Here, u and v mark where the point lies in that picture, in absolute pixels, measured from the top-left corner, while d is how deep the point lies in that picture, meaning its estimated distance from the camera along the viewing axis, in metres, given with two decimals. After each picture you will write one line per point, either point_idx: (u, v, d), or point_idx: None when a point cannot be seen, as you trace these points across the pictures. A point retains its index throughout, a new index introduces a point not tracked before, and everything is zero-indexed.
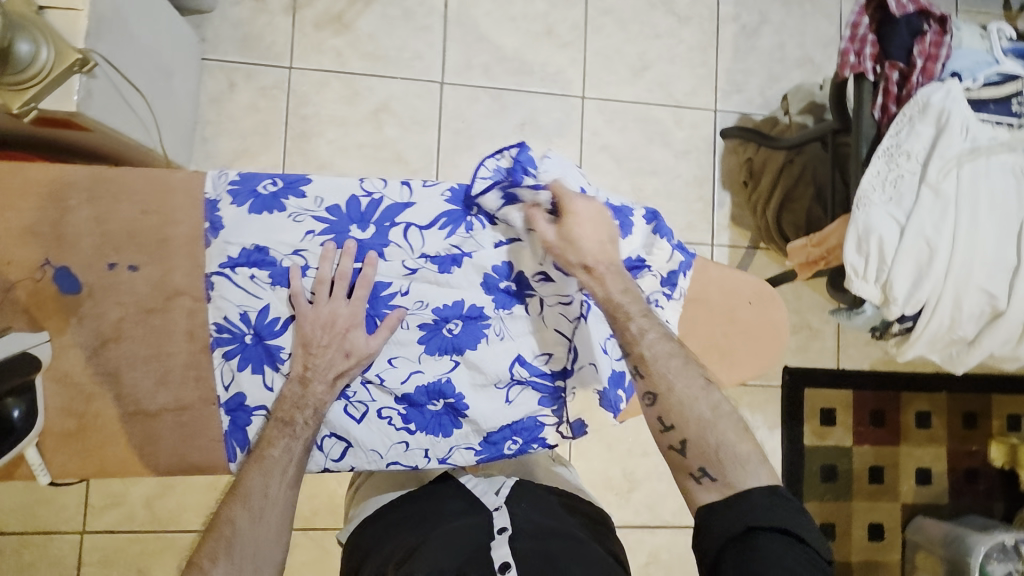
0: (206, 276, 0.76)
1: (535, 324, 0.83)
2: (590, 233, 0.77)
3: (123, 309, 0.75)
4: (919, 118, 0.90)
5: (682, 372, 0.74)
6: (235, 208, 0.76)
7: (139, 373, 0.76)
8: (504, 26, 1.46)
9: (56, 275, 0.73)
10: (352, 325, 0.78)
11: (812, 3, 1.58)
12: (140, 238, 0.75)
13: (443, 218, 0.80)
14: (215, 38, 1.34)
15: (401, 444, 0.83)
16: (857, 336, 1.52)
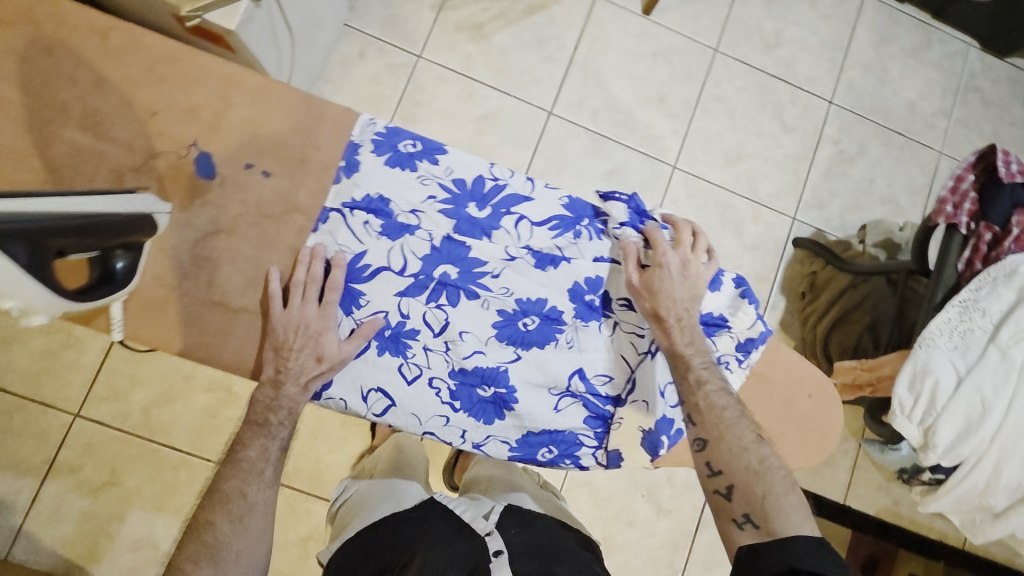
0: (325, 208, 0.78)
1: (606, 345, 0.83)
2: (679, 289, 0.80)
3: (244, 207, 0.76)
4: (1002, 282, 0.91)
5: (733, 422, 0.77)
6: (373, 156, 0.79)
7: (235, 268, 0.76)
8: (622, 80, 1.54)
9: (198, 157, 0.75)
10: (325, 329, 0.75)
11: (911, 150, 1.62)
12: (284, 151, 0.77)
13: (556, 221, 0.84)
14: (363, 10, 1.44)
15: (441, 417, 0.81)
16: (870, 477, 1.50)
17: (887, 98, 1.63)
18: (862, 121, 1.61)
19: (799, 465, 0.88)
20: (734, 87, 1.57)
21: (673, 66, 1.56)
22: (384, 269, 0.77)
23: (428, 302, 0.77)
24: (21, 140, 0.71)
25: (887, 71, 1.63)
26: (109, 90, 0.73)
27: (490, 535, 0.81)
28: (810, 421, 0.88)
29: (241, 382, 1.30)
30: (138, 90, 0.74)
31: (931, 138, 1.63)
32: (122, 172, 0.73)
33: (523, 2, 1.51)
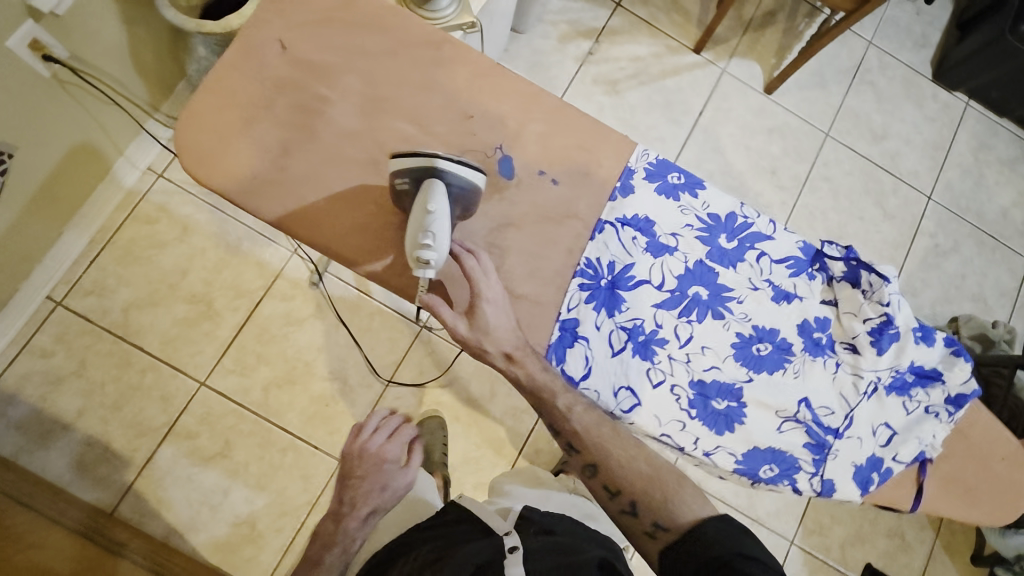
0: (600, 220, 0.72)
1: (834, 380, 0.74)
2: (502, 319, 0.67)
3: (530, 208, 0.71)
4: None
5: (604, 427, 0.70)
6: (647, 182, 0.74)
7: (519, 259, 0.70)
8: (739, 150, 1.63)
9: (500, 160, 0.71)
10: (388, 457, 1.08)
11: (1001, 254, 1.70)
12: (572, 162, 0.73)
13: (793, 260, 0.76)
14: (514, 53, 1.56)
15: (678, 423, 0.70)
16: (944, 570, 1.47)
17: (982, 202, 1.72)
18: (957, 220, 1.69)
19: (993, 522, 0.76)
20: (841, 170, 1.67)
21: (786, 143, 1.66)
22: (647, 283, 0.72)
23: (681, 316, 0.72)
24: (354, 119, 0.73)
25: (984, 177, 1.73)
26: (427, 87, 0.74)
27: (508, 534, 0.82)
28: (1000, 481, 0.76)
29: (357, 377, 1.34)
30: (459, 94, 0.74)
31: (1020, 245, 1.71)
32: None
33: (659, 66, 1.63)
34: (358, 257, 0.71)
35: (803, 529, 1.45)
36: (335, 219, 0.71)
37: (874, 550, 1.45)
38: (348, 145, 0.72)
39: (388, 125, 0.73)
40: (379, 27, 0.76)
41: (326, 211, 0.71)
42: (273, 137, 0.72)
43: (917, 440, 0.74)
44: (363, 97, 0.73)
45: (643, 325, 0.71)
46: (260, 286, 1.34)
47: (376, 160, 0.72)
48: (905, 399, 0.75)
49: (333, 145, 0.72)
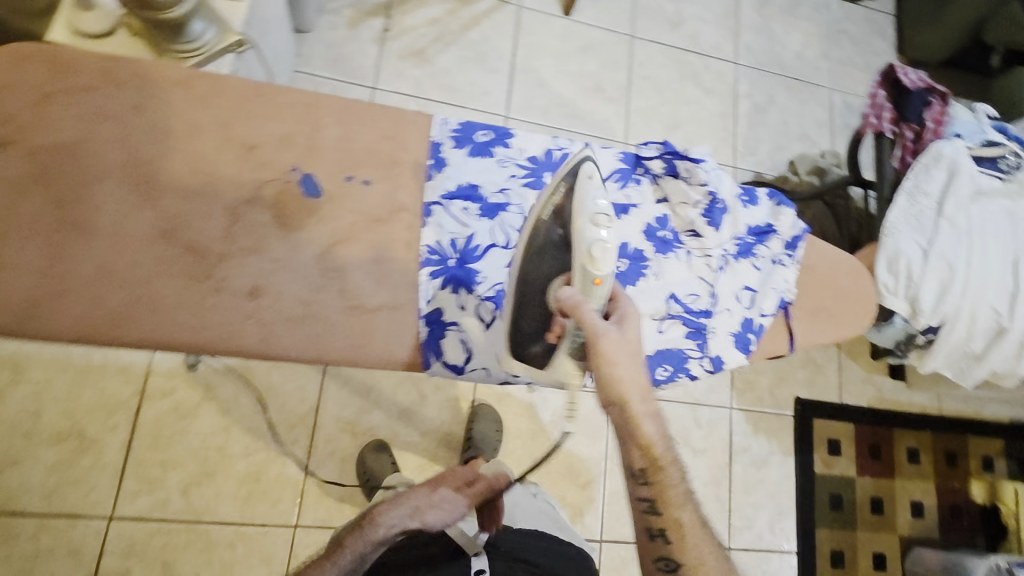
0: (427, 203, 0.71)
1: (690, 268, 0.79)
2: (631, 331, 0.69)
3: (354, 216, 0.69)
4: (933, 165, 1.12)
5: (706, 543, 0.73)
6: (457, 150, 0.73)
7: (362, 274, 0.69)
8: (561, 78, 1.64)
9: (301, 180, 0.69)
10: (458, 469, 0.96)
11: (808, 92, 1.88)
12: (378, 157, 0.72)
13: (617, 174, 0.79)
14: (309, 55, 1.44)
15: (571, 362, 0.72)
16: (854, 375, 1.68)
17: (779, 53, 1.88)
18: (765, 75, 1.84)
19: (855, 330, 0.83)
20: (655, 65, 1.74)
21: (600, 58, 1.69)
22: (494, 246, 0.71)
23: (536, 264, 0.72)
24: (121, 195, 0.65)
25: (773, 30, 1.89)
26: (198, 130, 0.67)
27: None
28: (847, 293, 0.86)
29: (278, 439, 1.25)
30: (232, 126, 0.68)
31: (820, 78, 1.90)
32: (236, 207, 0.67)
33: (457, 21, 1.57)
34: (185, 340, 0.63)
35: (736, 392, 1.58)
36: (143, 309, 0.63)
37: (797, 384, 1.61)
38: (125, 226, 0.64)
39: (166, 187, 0.66)
40: (114, 85, 0.67)
41: (129, 305, 0.62)
42: (32, 247, 0.62)
43: (773, 290, 0.80)
44: (122, 169, 0.65)
45: (505, 287, 0.71)
46: (132, 394, 1.21)
47: (165, 230, 0.65)
48: (753, 259, 0.81)
49: (107, 231, 0.64)
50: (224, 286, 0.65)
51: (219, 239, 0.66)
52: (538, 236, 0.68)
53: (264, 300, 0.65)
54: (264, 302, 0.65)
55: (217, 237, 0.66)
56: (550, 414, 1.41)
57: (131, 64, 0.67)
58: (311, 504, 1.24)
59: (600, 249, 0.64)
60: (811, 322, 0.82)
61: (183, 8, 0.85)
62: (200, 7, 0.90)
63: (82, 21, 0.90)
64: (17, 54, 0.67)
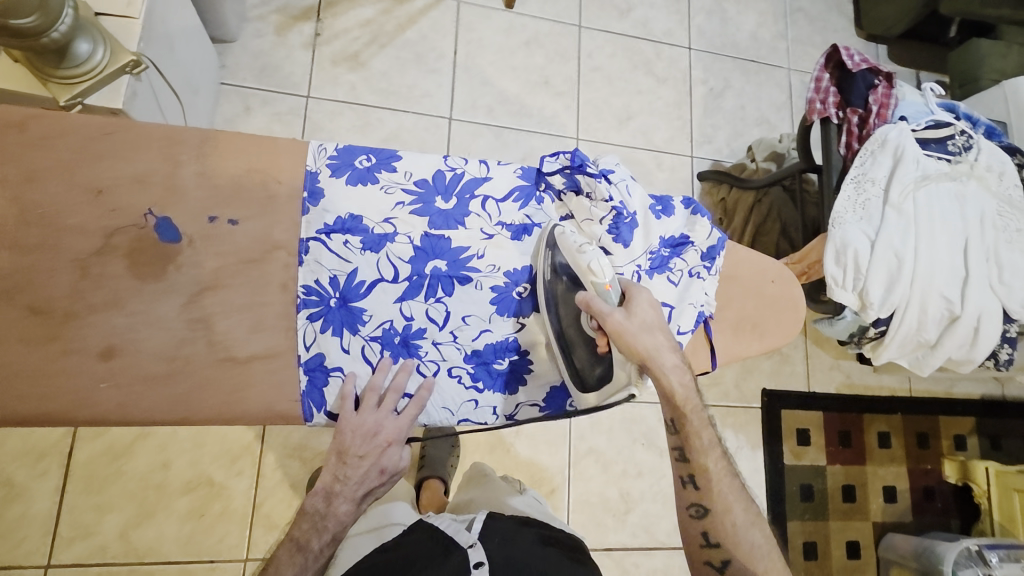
0: (302, 239, 0.67)
1: None
2: (649, 309, 0.67)
3: (221, 259, 0.65)
4: (879, 151, 1.08)
5: (737, 491, 0.76)
6: (335, 179, 0.69)
7: (232, 320, 0.64)
8: (505, 73, 1.57)
9: (157, 225, 0.63)
10: (396, 440, 0.68)
11: (765, 74, 1.82)
12: (245, 195, 0.66)
13: (516, 192, 0.75)
14: (235, 65, 1.38)
15: (471, 402, 0.73)
16: (822, 361, 1.64)
17: (733, 34, 1.82)
18: (719, 59, 1.79)
19: (784, 342, 0.78)
20: (604, 56, 1.68)
21: (546, 50, 1.63)
22: (381, 281, 0.69)
23: (429, 298, 0.70)
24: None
25: (726, 11, 1.83)
26: (35, 178, 0.60)
27: (472, 546, 0.77)
28: (777, 302, 0.79)
29: (222, 470, 1.21)
30: (74, 171, 0.61)
31: (777, 59, 1.84)
32: (83, 260, 0.61)
33: (392, 21, 1.50)
34: (29, 411, 0.58)
35: (701, 388, 1.54)
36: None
37: (763, 375, 1.58)
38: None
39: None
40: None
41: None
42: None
43: (692, 306, 0.73)
44: None
45: (395, 324, 0.70)
46: (63, 435, 1.15)
47: (1, 292, 0.58)
48: (667, 274, 0.75)
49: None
50: (72, 349, 0.60)
51: (64, 297, 0.60)
52: (553, 282, 0.70)
53: (118, 361, 0.61)
54: (118, 363, 0.61)
55: (63, 296, 0.60)
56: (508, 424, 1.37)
57: None
58: (261, 535, 1.20)
59: (597, 260, 0.66)
60: (734, 333, 0.78)
61: (57, 33, 0.78)
62: (82, 24, 0.83)
63: None
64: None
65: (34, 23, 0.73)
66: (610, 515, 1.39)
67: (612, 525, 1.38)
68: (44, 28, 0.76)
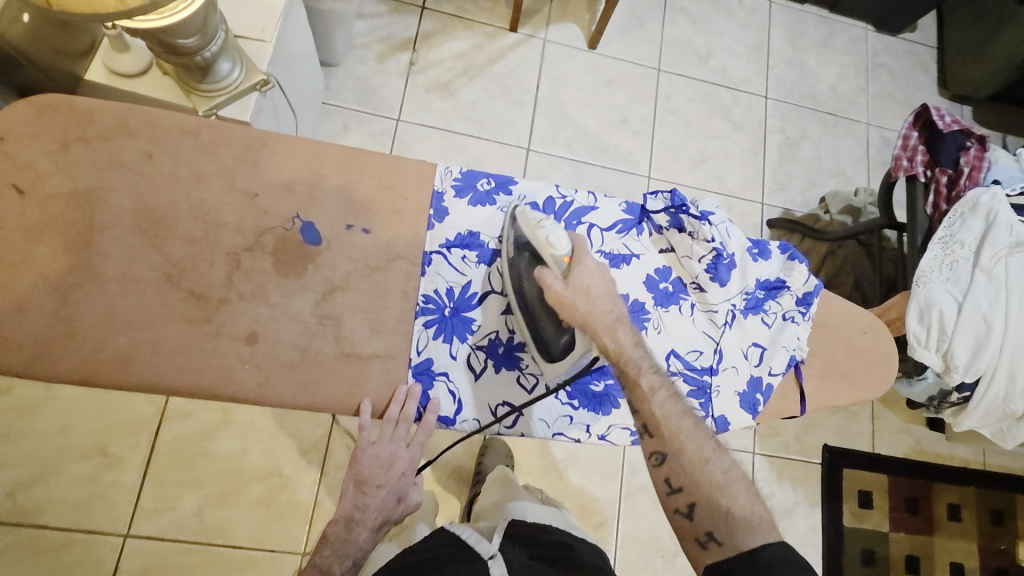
0: (426, 251, 0.73)
1: (693, 326, 0.76)
2: (595, 278, 0.70)
3: (351, 264, 0.71)
4: (969, 214, 1.06)
5: (692, 430, 0.68)
6: (458, 200, 0.75)
7: (357, 320, 0.70)
8: (586, 110, 1.63)
9: (302, 228, 0.70)
10: (409, 470, 0.79)
11: (844, 126, 1.82)
12: (376, 207, 0.73)
13: (619, 224, 0.78)
14: (338, 87, 1.49)
15: (565, 417, 0.75)
16: (889, 423, 1.58)
17: (812, 86, 1.83)
18: (797, 109, 1.80)
19: (875, 396, 0.79)
20: (682, 99, 1.72)
21: (626, 90, 1.68)
22: (490, 294, 0.75)
23: None
24: (130, 240, 0.66)
25: (807, 63, 1.84)
26: (203, 180, 0.69)
27: (492, 558, 0.72)
28: (869, 357, 0.80)
29: (291, 463, 1.26)
30: (237, 176, 0.69)
31: (857, 112, 1.84)
32: (237, 253, 0.68)
33: (483, 55, 1.59)
34: (184, 383, 0.64)
35: (759, 437, 1.51)
36: (146, 352, 0.64)
37: (826, 430, 1.53)
38: (130, 271, 0.65)
39: (171, 234, 0.67)
40: (127, 135, 0.69)
41: (132, 348, 0.64)
42: (41, 290, 0.63)
43: (784, 349, 0.76)
44: (133, 214, 0.66)
45: (499, 336, 0.74)
46: (153, 414, 1.24)
47: (170, 275, 0.66)
48: (762, 315, 0.77)
49: (115, 277, 0.65)
50: (223, 331, 0.66)
51: (219, 285, 0.67)
52: (517, 257, 0.73)
53: (261, 346, 0.67)
54: (261, 348, 0.67)
55: (218, 283, 0.67)
56: (562, 450, 1.38)
57: (144, 111, 0.69)
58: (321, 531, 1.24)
59: (555, 234, 0.69)
60: (824, 381, 0.79)
61: (208, 53, 0.88)
62: (226, 46, 0.92)
63: (116, 62, 0.93)
64: (38, 105, 0.68)
65: (194, 43, 0.83)
66: (659, 555, 1.36)
67: (660, 566, 1.36)
68: (199, 48, 0.85)
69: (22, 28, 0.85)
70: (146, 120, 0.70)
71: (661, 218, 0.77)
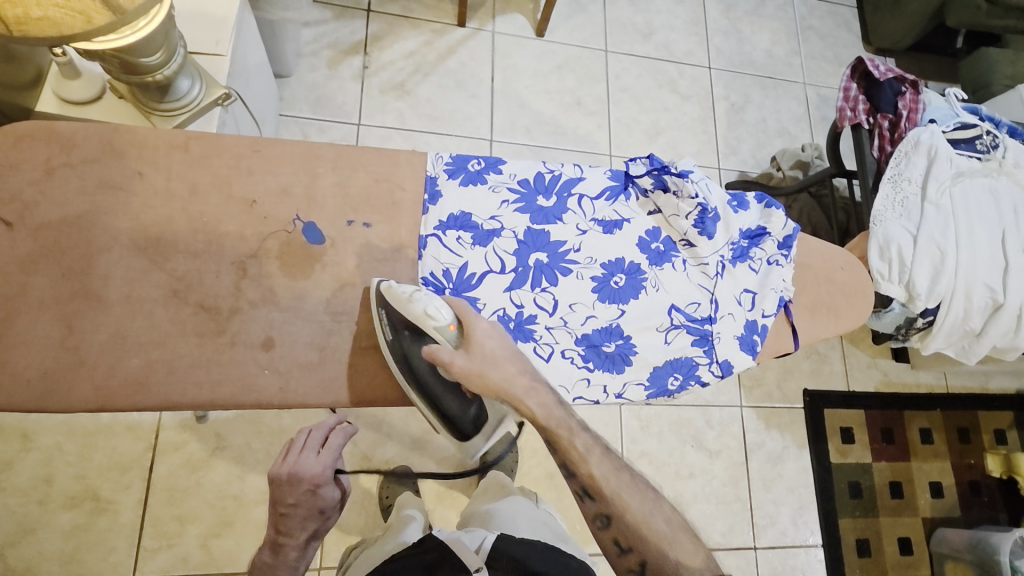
0: (421, 236, 0.74)
1: (687, 278, 0.80)
2: (491, 339, 0.69)
3: (358, 259, 0.72)
4: (913, 152, 1.15)
5: (611, 467, 0.71)
6: (452, 182, 0.76)
7: (372, 314, 0.71)
8: (541, 96, 1.66)
9: (305, 229, 0.71)
10: (318, 484, 0.84)
11: (783, 88, 1.91)
12: (375, 200, 0.74)
13: (608, 191, 0.81)
14: (291, 97, 1.47)
15: (583, 381, 0.75)
16: (858, 361, 1.67)
17: (749, 52, 1.91)
18: (738, 76, 1.88)
19: (858, 324, 0.86)
20: (631, 77, 1.76)
21: (577, 73, 1.71)
22: (489, 273, 0.74)
23: (534, 287, 0.75)
24: (129, 261, 0.66)
25: (741, 31, 1.92)
26: (197, 192, 0.69)
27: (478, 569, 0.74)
28: (849, 288, 0.86)
29: None
30: (231, 184, 0.69)
31: (793, 74, 1.93)
32: (243, 262, 0.68)
33: (433, 52, 1.59)
34: (204, 396, 0.64)
35: (744, 389, 1.58)
36: (161, 371, 0.64)
37: (803, 375, 1.62)
38: (134, 291, 0.65)
39: (171, 249, 0.67)
40: (113, 155, 0.68)
41: (146, 368, 0.64)
42: (45, 321, 0.63)
43: (774, 290, 0.81)
44: (129, 234, 0.66)
45: (507, 310, 0.74)
46: (144, 450, 1.20)
47: (176, 291, 0.66)
48: (749, 262, 0.83)
49: (119, 299, 0.65)
50: (238, 340, 0.67)
51: (228, 295, 0.67)
52: (399, 333, 0.69)
53: (278, 351, 0.68)
54: (278, 352, 0.68)
55: (226, 294, 0.67)
56: None
57: (125, 130, 0.68)
58: (331, 546, 1.20)
59: (432, 306, 0.67)
60: (812, 316, 0.85)
61: (168, 71, 0.85)
62: (185, 64, 0.90)
63: (67, 89, 0.90)
64: (15, 135, 0.67)
65: (158, 61, 0.81)
66: None
67: None
68: (161, 66, 0.83)
69: None
70: (126, 138, 0.69)
71: (646, 180, 0.81)
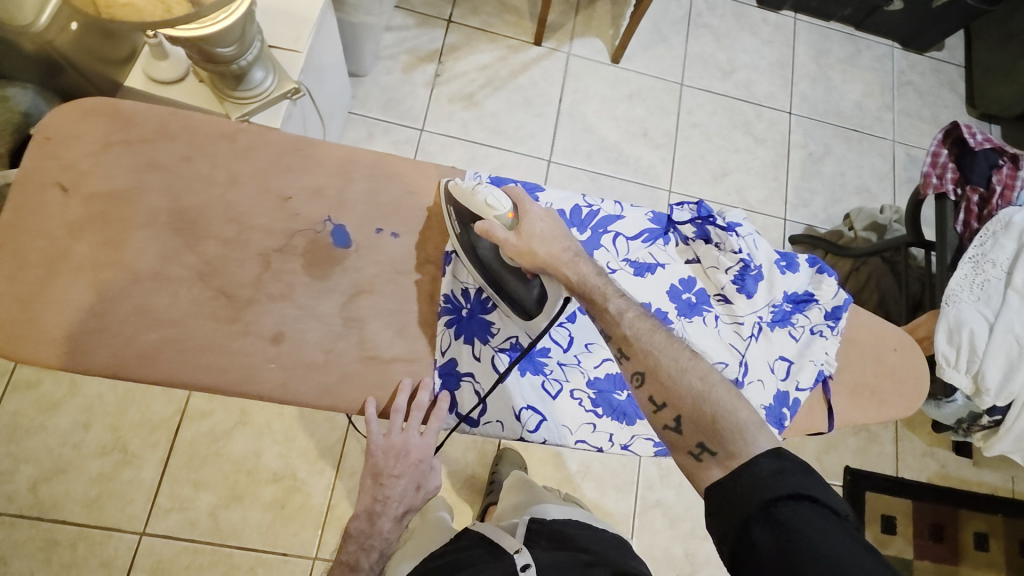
0: (446, 252, 0.76)
1: (714, 336, 0.76)
2: (541, 220, 0.71)
3: (378, 268, 0.74)
4: (1002, 233, 1.03)
5: (664, 342, 0.67)
6: None
7: (382, 323, 0.73)
8: (607, 122, 1.64)
9: (332, 231, 0.74)
10: (425, 457, 0.73)
11: (868, 143, 1.79)
12: (406, 213, 0.77)
13: (646, 233, 0.79)
14: (363, 96, 1.52)
15: (588, 425, 0.76)
16: (913, 447, 1.53)
17: (837, 102, 1.81)
18: (821, 125, 1.78)
19: (902, 416, 0.81)
20: (704, 113, 1.71)
21: (647, 104, 1.68)
22: None
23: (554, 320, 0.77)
24: (164, 239, 0.70)
25: (831, 79, 1.83)
26: (237, 183, 0.73)
27: (518, 552, 0.73)
28: (898, 374, 0.82)
29: (305, 466, 1.27)
30: (270, 179, 0.74)
31: (882, 129, 1.81)
32: (267, 255, 0.72)
33: (506, 68, 1.61)
34: (208, 381, 0.67)
35: None
36: (173, 349, 0.67)
37: (847, 451, 1.50)
38: (163, 270, 0.69)
39: (204, 234, 0.71)
40: (167, 137, 0.74)
41: (160, 344, 0.67)
42: (79, 288, 0.67)
43: (812, 363, 0.77)
44: (168, 216, 0.71)
45: (520, 340, 0.75)
46: (173, 412, 1.26)
47: (201, 275, 0.70)
48: (790, 328, 0.79)
49: (148, 275, 0.69)
50: (250, 330, 0.70)
51: (248, 285, 0.71)
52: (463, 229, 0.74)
53: (286, 346, 0.70)
54: (285, 348, 0.70)
55: (247, 283, 0.71)
56: (577, 463, 1.36)
57: (183, 118, 0.74)
58: (331, 533, 1.24)
59: (492, 195, 0.71)
60: (852, 397, 0.80)
61: (245, 61, 0.89)
62: (261, 55, 0.94)
63: (155, 69, 0.96)
64: (84, 109, 0.73)
65: (233, 52, 0.85)
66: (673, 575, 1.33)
67: None
68: (236, 57, 0.87)
69: (69, 36, 0.90)
70: (185, 124, 0.75)
71: (688, 229, 0.79)
